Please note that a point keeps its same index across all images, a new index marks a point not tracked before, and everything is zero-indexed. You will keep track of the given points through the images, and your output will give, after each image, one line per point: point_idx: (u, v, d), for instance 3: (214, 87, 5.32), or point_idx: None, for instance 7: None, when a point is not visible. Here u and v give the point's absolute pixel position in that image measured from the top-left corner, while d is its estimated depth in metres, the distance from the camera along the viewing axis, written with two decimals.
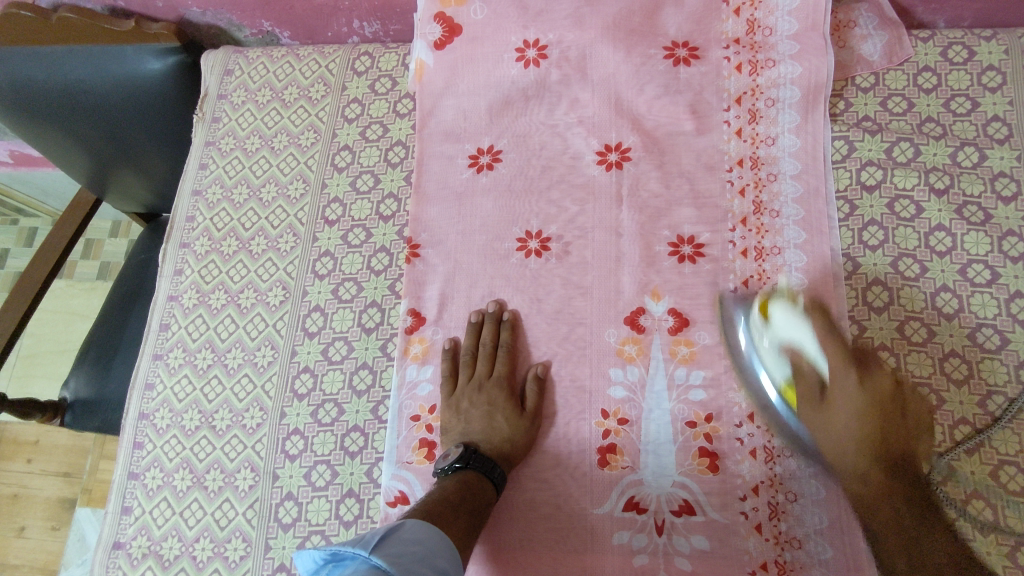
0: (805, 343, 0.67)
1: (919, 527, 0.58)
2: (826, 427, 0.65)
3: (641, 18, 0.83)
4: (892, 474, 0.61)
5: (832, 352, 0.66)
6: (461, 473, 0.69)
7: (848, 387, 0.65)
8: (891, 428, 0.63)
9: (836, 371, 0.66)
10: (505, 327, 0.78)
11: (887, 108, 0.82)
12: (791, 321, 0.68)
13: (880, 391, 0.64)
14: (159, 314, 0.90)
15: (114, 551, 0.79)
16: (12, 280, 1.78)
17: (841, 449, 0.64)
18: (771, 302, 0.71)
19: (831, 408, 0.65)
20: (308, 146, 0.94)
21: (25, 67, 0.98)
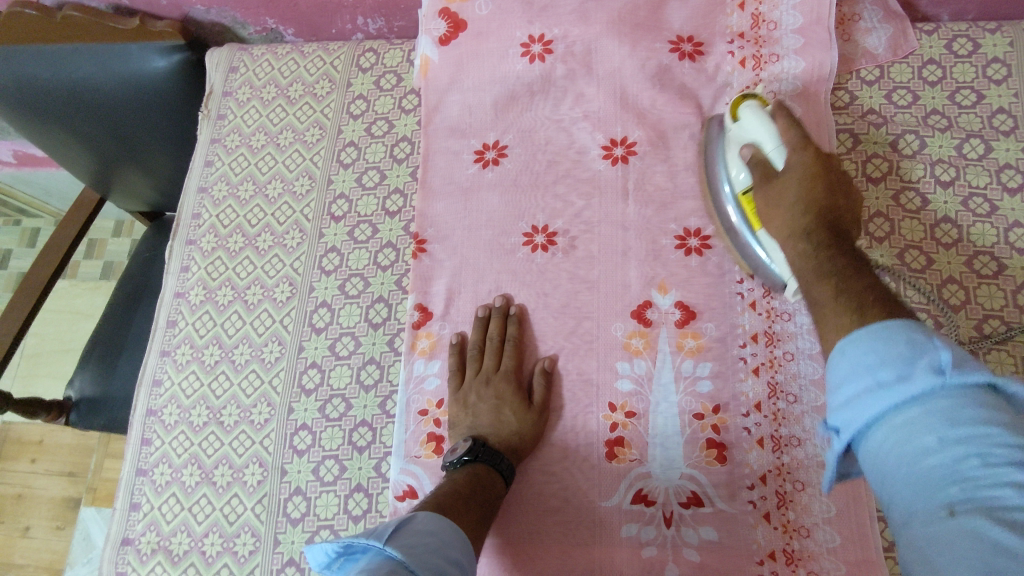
0: (764, 136, 0.69)
1: (845, 268, 0.56)
2: (775, 199, 0.66)
3: (646, 12, 0.83)
4: (830, 236, 0.60)
5: (789, 139, 0.68)
6: (470, 465, 0.69)
7: (798, 164, 0.66)
8: (833, 199, 0.63)
9: (792, 156, 0.67)
10: (512, 321, 0.78)
11: (892, 101, 0.83)
12: (756, 117, 0.70)
13: (831, 170, 0.65)
14: (165, 311, 0.90)
15: (123, 547, 0.80)
16: (15, 280, 1.79)
17: (789, 224, 0.64)
18: (742, 106, 0.73)
19: (781, 186, 0.66)
20: (314, 142, 0.94)
21: (30, 66, 0.98)
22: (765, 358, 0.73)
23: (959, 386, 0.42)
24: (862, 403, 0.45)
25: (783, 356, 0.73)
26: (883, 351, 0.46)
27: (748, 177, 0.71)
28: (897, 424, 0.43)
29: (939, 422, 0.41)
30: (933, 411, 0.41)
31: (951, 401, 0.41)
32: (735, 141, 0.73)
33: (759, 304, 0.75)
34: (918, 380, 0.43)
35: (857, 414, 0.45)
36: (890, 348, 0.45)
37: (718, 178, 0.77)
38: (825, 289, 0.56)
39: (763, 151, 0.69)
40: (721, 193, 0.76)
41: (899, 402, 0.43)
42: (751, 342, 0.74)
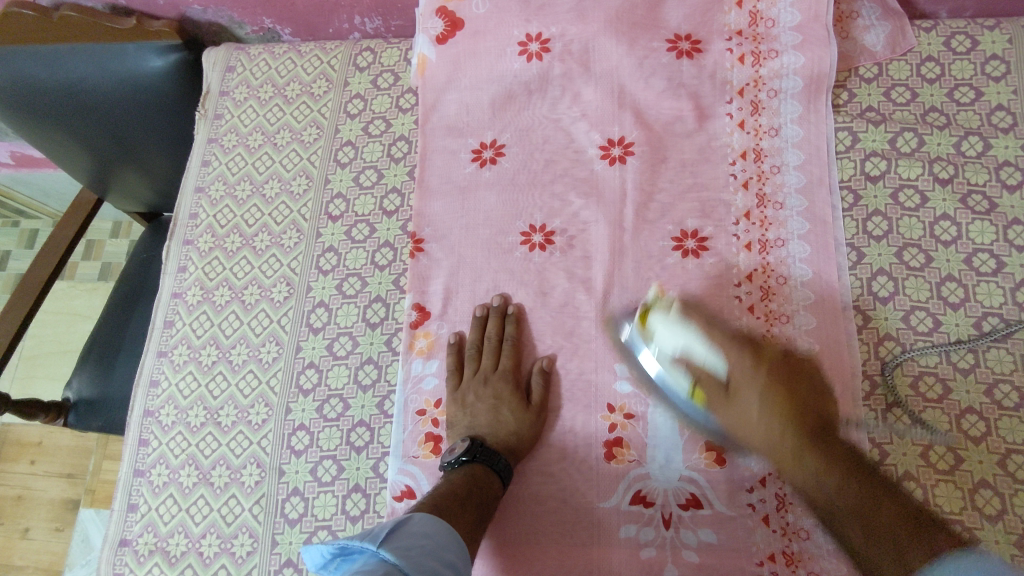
0: (693, 343, 0.67)
1: (862, 492, 0.55)
2: (741, 422, 0.64)
3: (644, 10, 0.83)
4: (821, 450, 0.59)
5: (719, 341, 0.66)
6: (468, 466, 0.69)
7: (749, 374, 0.64)
8: (796, 399, 0.62)
9: (733, 359, 0.65)
10: (510, 321, 0.78)
11: (891, 98, 0.82)
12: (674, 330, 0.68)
13: (772, 360, 0.65)
14: (163, 312, 0.90)
15: (120, 548, 0.79)
16: (13, 281, 1.79)
17: (773, 442, 0.62)
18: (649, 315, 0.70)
19: (739, 403, 0.64)
20: (311, 142, 0.94)
21: (27, 67, 0.98)
22: None
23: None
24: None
25: None
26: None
27: (696, 403, 0.68)
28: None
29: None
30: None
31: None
32: (657, 357, 0.70)
33: (757, 307, 0.75)
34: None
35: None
36: None
37: (648, 386, 0.73)
38: (855, 534, 0.55)
39: (711, 389, 0.66)
40: (651, 390, 0.73)
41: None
42: None
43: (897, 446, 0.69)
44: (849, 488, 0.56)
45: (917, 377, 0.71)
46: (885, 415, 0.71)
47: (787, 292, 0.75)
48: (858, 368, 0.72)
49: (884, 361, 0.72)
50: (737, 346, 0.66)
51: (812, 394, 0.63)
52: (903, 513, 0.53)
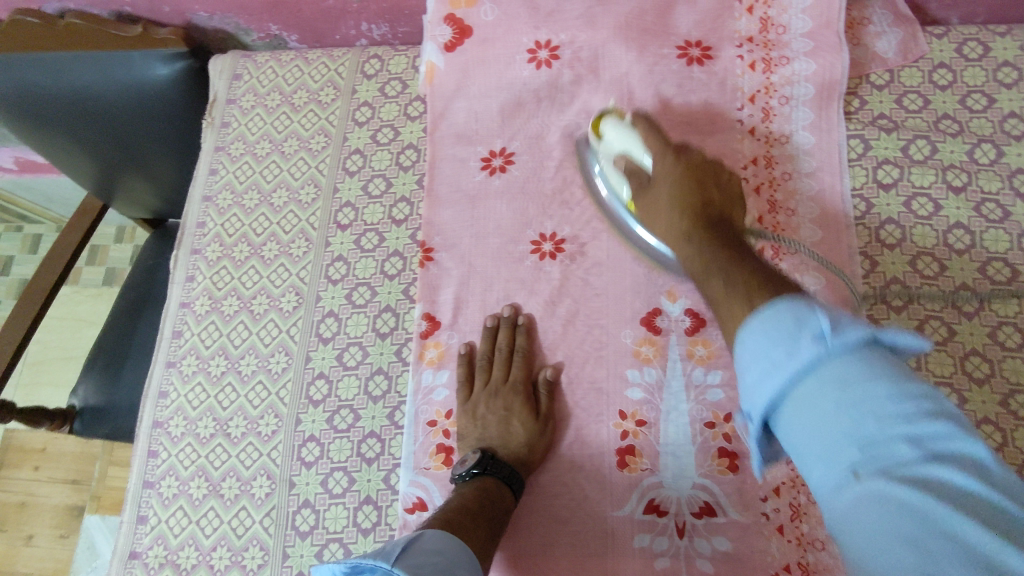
0: (632, 147, 0.72)
1: (722, 265, 0.55)
2: (656, 209, 0.68)
3: (654, 18, 0.82)
4: (707, 228, 0.61)
5: (649, 142, 0.71)
6: (480, 478, 0.68)
7: (663, 165, 0.69)
8: (699, 190, 0.65)
9: (655, 159, 0.70)
10: (521, 332, 0.78)
11: (903, 105, 0.82)
12: (618, 131, 0.74)
13: (689, 164, 0.67)
14: (171, 321, 0.89)
15: (130, 561, 0.79)
16: (18, 287, 1.80)
17: (673, 225, 0.64)
18: (604, 120, 0.77)
19: (654, 192, 0.69)
20: (319, 150, 0.94)
21: (32, 74, 0.97)
22: None
23: (846, 349, 0.41)
24: (761, 386, 0.43)
25: None
26: (798, 309, 0.43)
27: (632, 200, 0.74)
28: (797, 402, 0.42)
29: (853, 384, 0.39)
30: (856, 364, 0.40)
31: (841, 366, 0.40)
32: (607, 156, 0.77)
33: None
34: (806, 349, 0.41)
35: (759, 400, 0.44)
36: (778, 325, 0.43)
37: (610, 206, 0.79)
38: (715, 285, 0.54)
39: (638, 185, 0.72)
40: (608, 201, 0.79)
41: (794, 377, 0.42)
42: None
43: None
44: (713, 251, 0.57)
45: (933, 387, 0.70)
46: None
47: None
48: None
49: None
50: (664, 147, 0.70)
51: (717, 189, 0.66)
52: (759, 273, 0.51)
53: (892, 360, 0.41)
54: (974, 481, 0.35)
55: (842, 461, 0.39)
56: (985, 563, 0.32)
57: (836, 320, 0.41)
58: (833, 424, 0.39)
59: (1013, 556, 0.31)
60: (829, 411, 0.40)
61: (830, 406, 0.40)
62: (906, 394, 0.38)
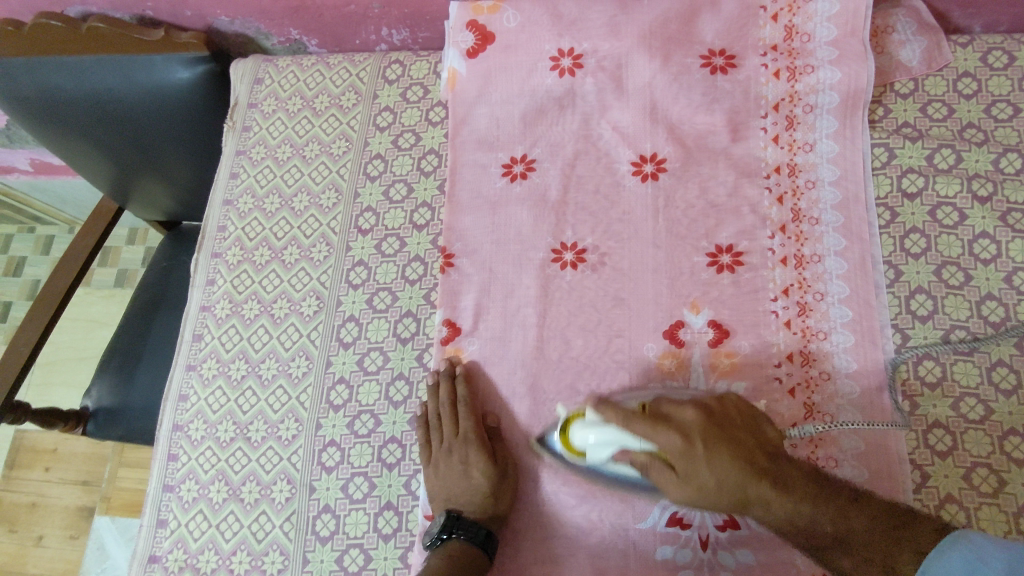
0: (625, 442, 0.64)
1: (831, 515, 0.59)
2: (697, 485, 0.62)
3: (678, 25, 0.82)
4: (785, 486, 0.61)
5: (650, 434, 0.63)
6: (447, 544, 0.69)
7: (690, 451, 0.62)
8: (745, 457, 0.62)
9: (666, 440, 0.63)
10: (460, 382, 0.77)
11: (927, 114, 0.82)
12: (601, 436, 0.65)
13: (706, 429, 0.63)
14: (191, 325, 0.90)
15: (150, 564, 0.79)
16: (31, 287, 1.81)
17: (739, 500, 0.62)
18: (573, 422, 0.68)
19: (693, 478, 0.63)
20: (340, 155, 0.94)
21: (53, 77, 0.98)
22: (802, 377, 0.72)
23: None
24: None
25: (820, 375, 0.72)
26: (982, 563, 0.53)
27: (651, 484, 0.66)
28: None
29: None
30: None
31: None
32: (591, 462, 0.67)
33: (794, 323, 0.74)
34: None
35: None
36: None
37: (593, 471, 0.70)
38: (837, 551, 0.59)
39: (663, 476, 0.63)
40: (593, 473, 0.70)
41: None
42: (787, 361, 0.73)
43: (937, 467, 0.69)
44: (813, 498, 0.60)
45: (959, 398, 0.70)
46: (926, 436, 0.70)
47: (824, 308, 0.74)
48: (896, 387, 0.71)
49: (924, 381, 0.71)
50: (662, 428, 0.63)
51: (751, 436, 0.64)
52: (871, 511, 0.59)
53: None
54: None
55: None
56: None
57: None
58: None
59: None
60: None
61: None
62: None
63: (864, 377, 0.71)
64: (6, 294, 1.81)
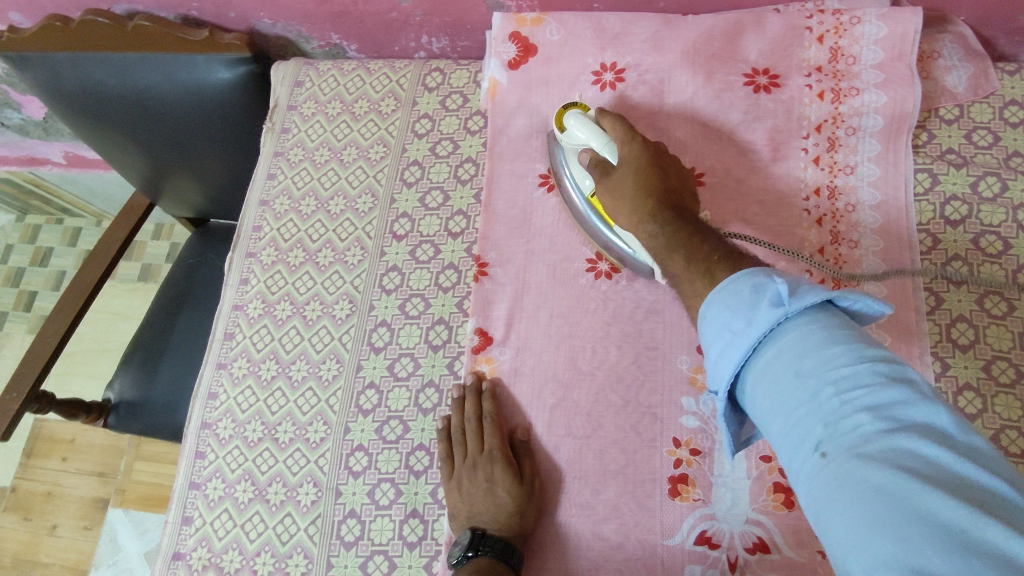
0: (596, 136, 0.74)
1: (683, 242, 0.61)
2: (615, 191, 0.71)
3: (722, 43, 0.83)
4: (674, 213, 0.65)
5: (621, 138, 0.73)
6: (474, 561, 0.68)
7: (633, 159, 0.71)
8: (665, 183, 0.69)
9: (622, 151, 0.72)
10: (486, 398, 0.76)
11: (973, 140, 0.80)
12: (582, 125, 0.74)
13: (656, 159, 0.71)
14: (223, 323, 0.90)
15: (174, 561, 0.79)
16: (56, 277, 1.83)
17: (633, 210, 0.68)
18: (566, 112, 0.77)
19: (619, 179, 0.71)
20: (378, 160, 0.94)
21: (96, 71, 0.99)
22: None
23: (798, 319, 0.46)
24: (726, 357, 0.49)
25: None
26: (764, 277, 0.50)
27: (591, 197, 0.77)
28: (767, 372, 0.47)
29: (822, 356, 0.44)
30: (811, 325, 0.46)
31: (800, 333, 0.46)
32: (569, 147, 0.78)
33: None
34: (765, 316, 0.47)
35: (726, 371, 0.49)
36: (740, 294, 0.50)
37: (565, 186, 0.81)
38: (678, 262, 0.60)
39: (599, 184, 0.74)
40: (566, 189, 0.81)
41: (755, 345, 0.48)
42: None
43: None
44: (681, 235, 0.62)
45: (1000, 431, 0.69)
46: None
47: None
48: None
49: (965, 412, 0.70)
50: (631, 141, 0.72)
51: (679, 184, 0.71)
52: (716, 249, 0.58)
53: (843, 322, 0.47)
54: (933, 447, 0.37)
55: (806, 431, 0.42)
56: (949, 530, 0.34)
57: (791, 286, 0.48)
58: (796, 391, 0.44)
59: (944, 503, 0.35)
60: (792, 379, 0.44)
61: (794, 375, 0.44)
62: (862, 358, 0.43)
63: None
64: (32, 284, 1.83)
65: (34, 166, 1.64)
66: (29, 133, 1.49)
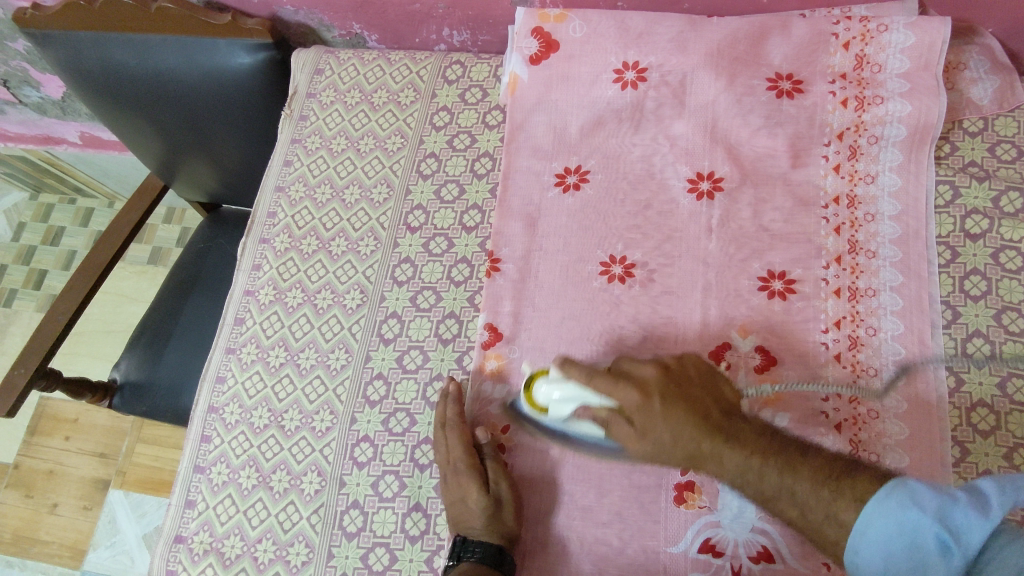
0: (585, 399, 0.65)
1: (780, 469, 0.58)
2: (654, 442, 0.63)
3: (747, 47, 0.82)
4: (737, 441, 0.60)
5: (609, 389, 0.64)
6: (459, 566, 0.68)
7: (647, 405, 0.63)
8: (701, 412, 0.63)
9: (623, 396, 0.63)
10: (449, 402, 0.76)
11: (995, 154, 0.80)
12: (561, 397, 0.66)
13: (665, 386, 0.64)
14: (234, 308, 0.90)
15: (175, 544, 0.79)
16: (67, 257, 1.83)
17: (695, 455, 0.61)
18: (533, 382, 0.68)
19: (652, 433, 0.63)
20: (395, 151, 0.94)
21: (117, 52, 0.99)
22: (849, 414, 0.70)
23: (974, 551, 0.52)
24: None
25: (868, 413, 0.70)
26: (917, 509, 0.53)
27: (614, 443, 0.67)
28: None
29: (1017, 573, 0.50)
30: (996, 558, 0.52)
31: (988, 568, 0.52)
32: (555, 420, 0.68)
33: (845, 356, 0.72)
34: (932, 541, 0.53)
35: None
36: (895, 537, 0.53)
37: (553, 432, 0.71)
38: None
39: (623, 430, 0.64)
40: (561, 437, 0.71)
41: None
42: (835, 396, 0.71)
43: None
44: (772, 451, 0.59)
45: (1013, 449, 0.68)
46: None
47: (876, 343, 0.72)
48: (947, 433, 0.68)
49: (978, 428, 0.69)
50: (622, 384, 0.64)
51: (701, 387, 0.65)
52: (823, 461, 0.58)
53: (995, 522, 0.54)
54: None
55: None
56: None
57: (952, 524, 0.53)
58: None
59: None
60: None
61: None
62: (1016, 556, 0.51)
63: (913, 420, 0.69)
64: (42, 263, 1.83)
65: (49, 145, 1.65)
66: (46, 112, 1.50)
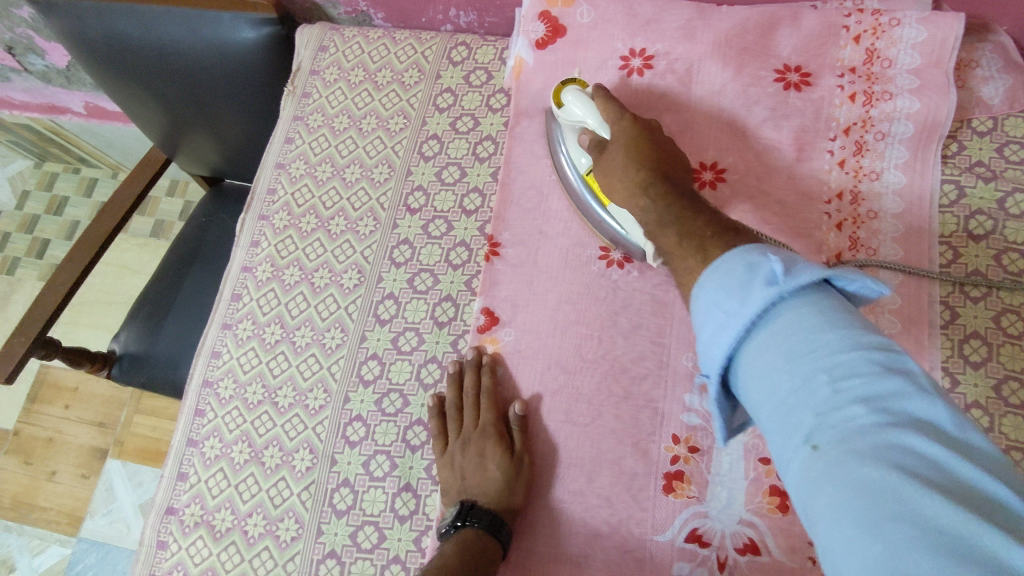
0: (590, 116, 0.74)
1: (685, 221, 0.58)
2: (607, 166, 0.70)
3: (756, 37, 0.81)
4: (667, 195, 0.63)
5: (610, 117, 0.73)
6: (462, 531, 0.68)
7: (625, 133, 0.71)
8: (658, 162, 0.67)
9: (614, 127, 0.72)
10: (484, 372, 0.76)
11: (1004, 154, 0.78)
12: (579, 104, 0.75)
13: (647, 135, 0.70)
14: (231, 284, 0.90)
15: (167, 516, 0.80)
16: (70, 226, 1.84)
17: (628, 185, 0.67)
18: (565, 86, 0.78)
19: (609, 156, 0.71)
20: (397, 131, 0.93)
21: (120, 22, 0.98)
22: None
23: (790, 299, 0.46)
24: (720, 339, 0.48)
25: None
26: (762, 258, 0.48)
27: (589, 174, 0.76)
28: (759, 348, 0.45)
29: (816, 328, 0.43)
30: (807, 315, 0.44)
31: (796, 318, 0.44)
32: (567, 125, 0.78)
33: None
34: (760, 295, 0.46)
35: (718, 352, 0.48)
36: (735, 277, 0.49)
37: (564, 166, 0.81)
38: (670, 236, 0.59)
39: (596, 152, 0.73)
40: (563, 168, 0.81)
41: (750, 327, 0.46)
42: None
43: None
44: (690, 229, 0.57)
45: (1005, 451, 0.67)
46: None
47: None
48: None
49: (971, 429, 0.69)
50: (623, 119, 0.71)
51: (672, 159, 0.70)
52: (710, 222, 0.57)
53: (841, 310, 0.45)
54: (933, 445, 0.36)
55: (798, 418, 0.41)
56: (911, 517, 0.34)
57: (789, 269, 0.46)
58: (784, 375, 0.43)
59: (933, 505, 0.34)
60: (784, 354, 0.44)
61: (787, 351, 0.43)
62: (857, 345, 0.42)
63: None
64: (45, 232, 1.83)
65: (54, 115, 1.64)
66: (51, 81, 1.49)
